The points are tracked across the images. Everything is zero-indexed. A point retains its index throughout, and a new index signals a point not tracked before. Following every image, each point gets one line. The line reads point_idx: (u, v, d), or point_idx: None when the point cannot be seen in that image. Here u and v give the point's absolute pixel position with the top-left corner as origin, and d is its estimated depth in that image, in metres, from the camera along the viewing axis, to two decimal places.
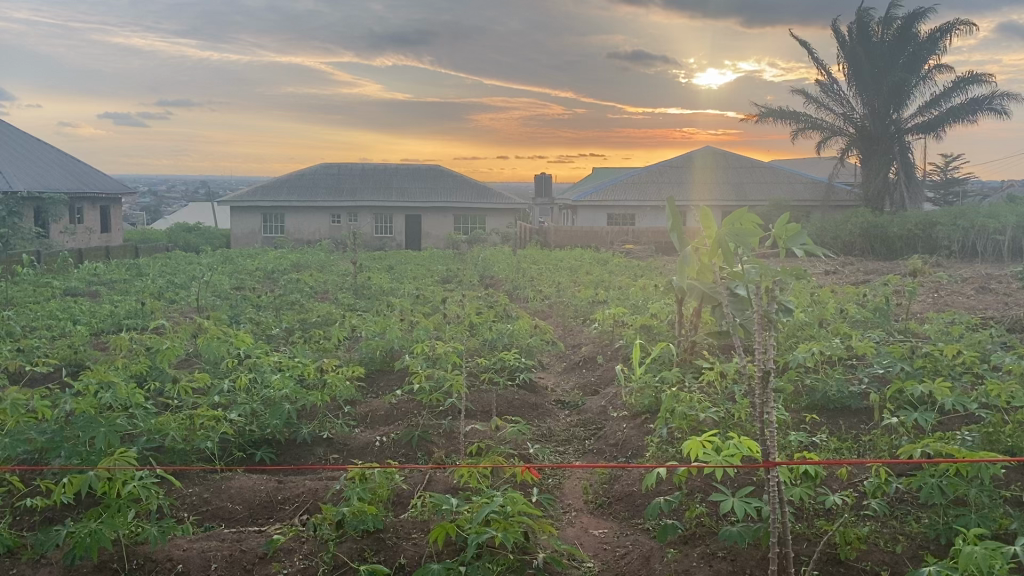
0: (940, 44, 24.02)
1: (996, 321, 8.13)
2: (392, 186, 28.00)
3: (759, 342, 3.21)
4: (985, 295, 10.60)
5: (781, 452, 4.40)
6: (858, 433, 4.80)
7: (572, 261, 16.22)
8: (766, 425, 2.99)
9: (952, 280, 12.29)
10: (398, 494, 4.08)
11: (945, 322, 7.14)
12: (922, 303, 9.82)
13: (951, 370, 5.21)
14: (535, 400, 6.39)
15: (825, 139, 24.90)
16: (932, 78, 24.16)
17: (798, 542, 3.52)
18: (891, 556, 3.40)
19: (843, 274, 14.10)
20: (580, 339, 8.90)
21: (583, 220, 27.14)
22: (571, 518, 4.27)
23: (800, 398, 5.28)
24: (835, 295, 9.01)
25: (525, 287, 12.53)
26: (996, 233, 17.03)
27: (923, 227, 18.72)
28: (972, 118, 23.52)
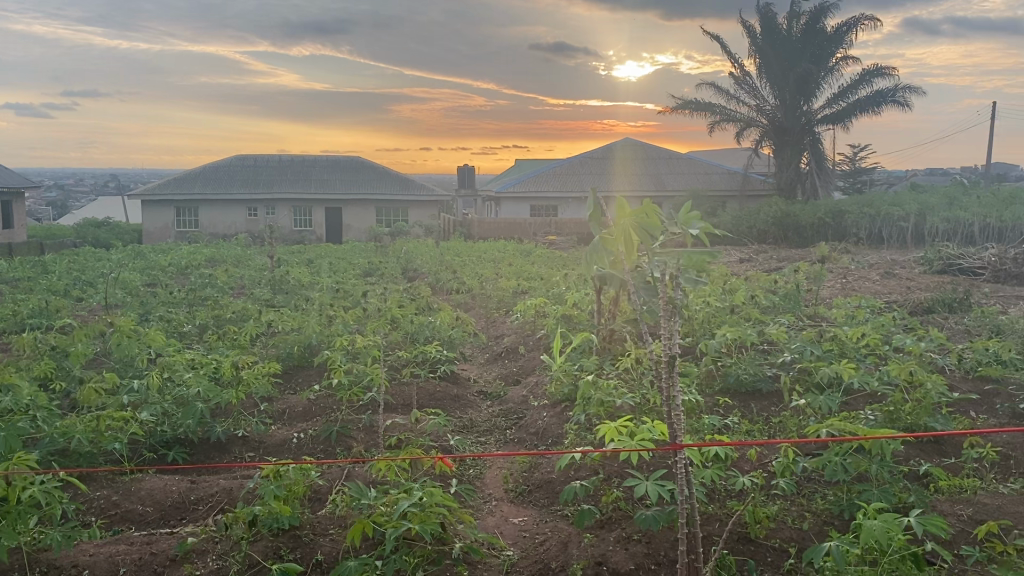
0: (846, 38, 24.82)
1: (900, 304, 8.51)
2: (310, 178, 27.53)
3: (666, 327, 3.24)
4: (889, 280, 11.06)
5: (694, 435, 4.51)
6: (768, 415, 4.94)
7: (494, 252, 16.26)
8: (671, 410, 3.05)
9: (858, 267, 12.79)
10: (316, 491, 4.03)
11: (852, 307, 7.44)
12: (831, 288, 10.19)
13: (856, 352, 5.43)
14: (456, 392, 6.37)
15: (739, 131, 25.51)
16: (839, 70, 24.98)
17: (710, 522, 3.60)
18: (798, 533, 3.52)
19: (757, 261, 14.55)
20: (502, 330, 8.96)
21: (506, 211, 27.19)
22: (492, 507, 4.29)
23: (714, 383, 5.42)
24: (749, 281, 9.27)
25: (447, 278, 12.48)
26: (900, 221, 17.80)
27: (833, 216, 19.40)
28: (877, 110, 24.44)
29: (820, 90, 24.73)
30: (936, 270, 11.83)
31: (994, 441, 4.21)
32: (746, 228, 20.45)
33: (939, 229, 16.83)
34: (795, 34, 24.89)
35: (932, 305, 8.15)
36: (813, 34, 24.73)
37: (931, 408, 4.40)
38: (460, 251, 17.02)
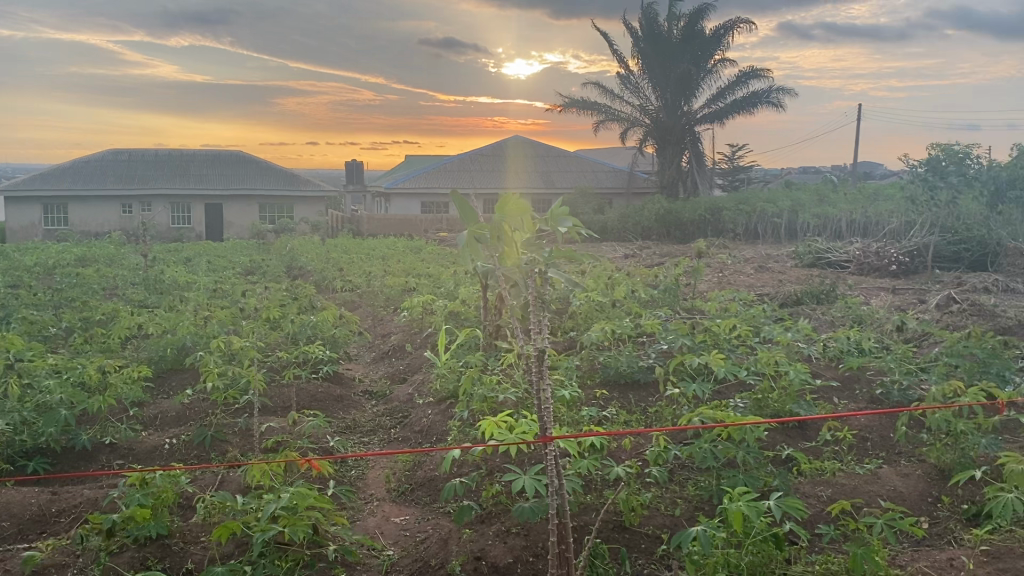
0: (723, 41, 25.72)
1: (771, 297, 8.89)
2: (189, 173, 26.53)
3: (535, 323, 3.25)
4: (763, 273, 11.54)
5: (573, 427, 4.59)
6: (645, 405, 5.07)
7: (381, 249, 16.08)
8: (541, 403, 3.08)
9: (734, 260, 13.30)
10: (186, 498, 3.89)
11: (726, 300, 7.73)
12: (708, 282, 10.55)
13: (728, 343, 5.64)
14: (340, 392, 6.27)
15: (624, 130, 26.07)
16: (717, 72, 25.85)
17: (586, 512, 3.66)
18: (670, 519, 3.63)
19: (640, 257, 14.92)
20: (388, 328, 8.88)
21: (395, 208, 26.94)
22: (372, 507, 4.25)
23: (595, 375, 5.52)
24: (631, 276, 9.49)
25: (332, 276, 12.28)
26: (774, 216, 18.63)
27: (711, 212, 20.10)
28: (752, 110, 25.43)
29: (700, 91, 25.55)
30: (806, 264, 12.43)
31: (852, 424, 4.45)
32: (631, 223, 20.96)
33: (810, 224, 17.67)
34: (675, 35, 25.59)
35: (801, 297, 8.55)
36: (692, 36, 25.48)
37: (795, 394, 4.60)
38: (346, 248, 16.76)
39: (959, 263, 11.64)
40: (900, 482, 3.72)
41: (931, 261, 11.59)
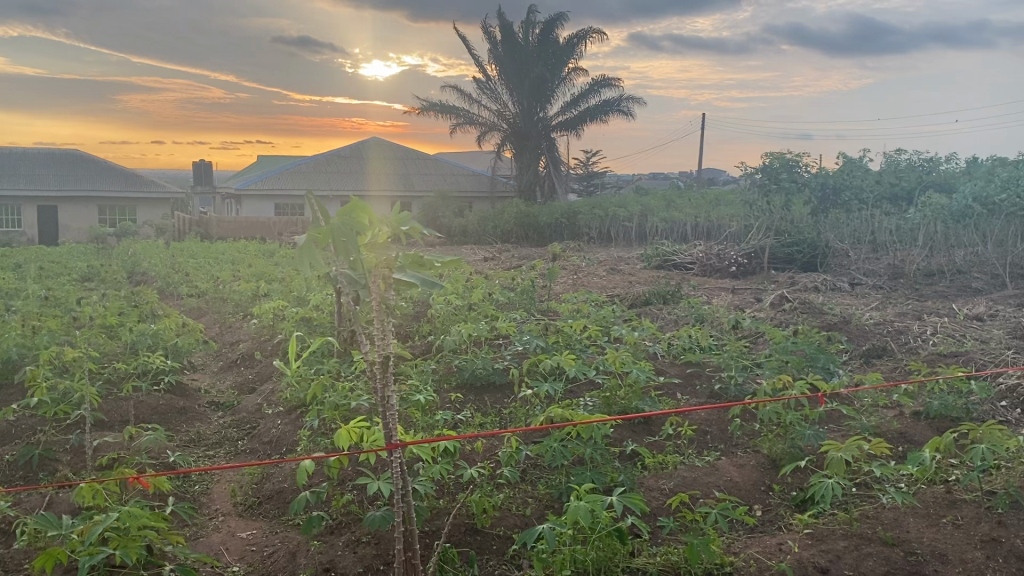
0: (577, 49, 26.39)
1: (621, 298, 9.19)
2: (18, 172, 24.66)
3: (379, 329, 3.21)
4: (615, 275, 11.92)
5: (426, 431, 4.57)
6: (499, 406, 5.10)
7: (233, 253, 15.49)
8: (385, 410, 3.06)
9: (587, 263, 13.66)
10: (9, 524, 3.62)
11: (578, 301, 7.92)
12: (563, 284, 10.78)
13: (579, 343, 5.76)
14: (183, 404, 6.00)
15: (481, 134, 26.27)
16: (571, 80, 26.50)
17: (438, 517, 3.66)
18: (522, 519, 3.67)
19: (498, 259, 15.06)
20: (237, 335, 8.56)
21: (247, 210, 26.05)
22: (217, 523, 4.09)
23: (451, 378, 5.51)
24: (487, 279, 9.57)
25: (178, 283, 11.73)
26: (625, 220, 19.27)
27: (567, 216, 20.55)
28: (605, 118, 26.22)
29: (555, 98, 26.10)
30: (654, 265, 12.93)
31: (693, 419, 4.65)
32: (490, 227, 21.16)
33: (659, 228, 18.38)
34: (530, 42, 26.02)
35: (649, 297, 8.88)
36: (546, 44, 26.01)
37: (641, 391, 4.74)
38: (195, 252, 16.07)
39: (792, 264, 12.41)
40: (736, 473, 3.91)
41: (767, 263, 12.28)
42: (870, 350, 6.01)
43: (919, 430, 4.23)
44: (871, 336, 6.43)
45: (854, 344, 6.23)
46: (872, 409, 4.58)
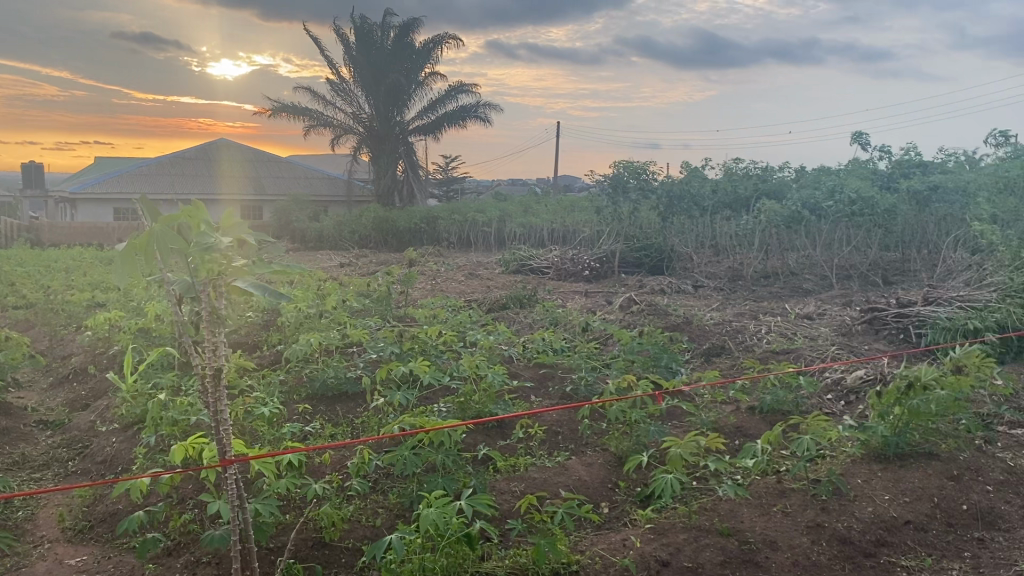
0: (433, 55, 26.39)
1: (479, 303, 9.23)
2: None
3: (213, 339, 3.07)
4: (473, 280, 11.97)
5: (274, 444, 4.42)
6: (351, 416, 5.00)
7: (67, 261, 14.51)
8: (219, 424, 2.96)
9: (444, 268, 13.65)
10: None
11: (434, 307, 7.90)
12: (420, 290, 10.73)
13: (433, 349, 5.73)
14: (5, 425, 5.55)
15: (336, 137, 25.80)
16: (427, 85, 26.47)
17: (284, 532, 3.55)
18: (371, 530, 3.61)
19: (355, 265, 14.82)
20: (71, 348, 8.02)
21: (83, 214, 24.49)
22: (42, 551, 3.81)
23: (301, 389, 5.35)
24: (342, 285, 9.39)
25: (4, 294, 10.86)
26: (484, 225, 19.41)
27: (425, 221, 20.49)
28: (462, 123, 26.33)
29: (411, 103, 25.99)
30: (511, 270, 13.08)
31: (545, 421, 4.71)
32: (346, 232, 20.81)
33: (516, 233, 18.61)
34: (385, 46, 25.78)
35: (506, 302, 8.95)
36: (402, 48, 25.85)
37: (494, 395, 4.75)
38: (24, 260, 14.94)
39: (641, 268, 12.86)
40: (585, 472, 4.00)
41: (618, 267, 12.68)
42: (712, 349, 6.31)
43: (753, 424, 4.47)
44: (712, 335, 6.75)
45: (695, 344, 6.52)
46: (711, 405, 4.79)
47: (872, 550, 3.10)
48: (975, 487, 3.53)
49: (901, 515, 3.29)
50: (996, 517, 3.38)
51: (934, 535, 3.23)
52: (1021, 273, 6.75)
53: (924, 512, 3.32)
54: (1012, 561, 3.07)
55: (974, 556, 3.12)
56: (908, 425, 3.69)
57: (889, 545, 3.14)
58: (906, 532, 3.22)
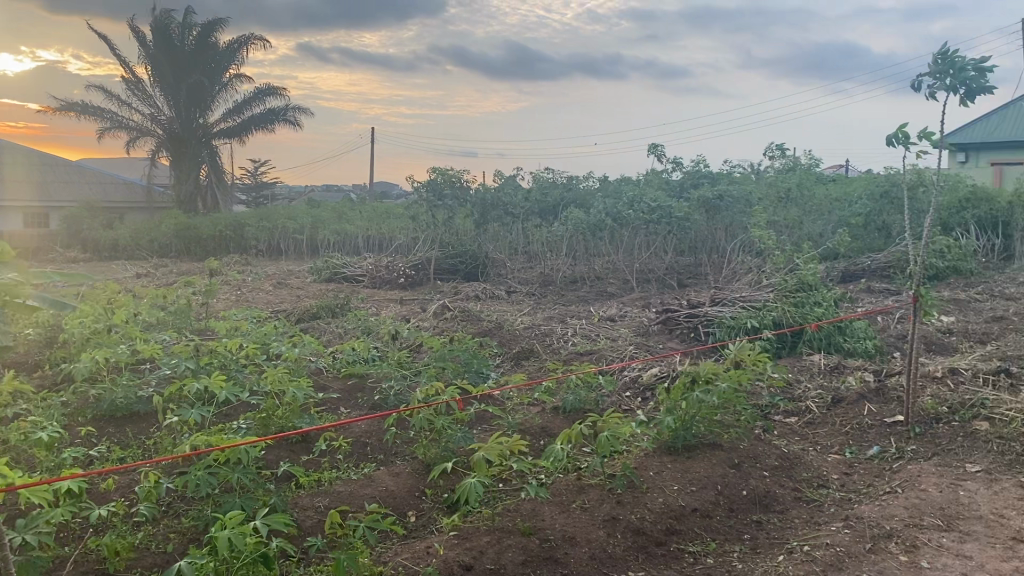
0: (238, 55, 25.39)
1: (287, 313, 8.95)
2: None
3: None
4: (282, 289, 11.60)
5: (51, 472, 4.06)
6: (143, 438, 4.68)
7: None
8: None
9: (252, 277, 13.14)
10: None
11: (238, 318, 7.57)
12: (226, 301, 10.26)
13: (235, 363, 5.47)
14: None
15: (132, 139, 24.24)
16: (233, 86, 25.44)
17: (62, 567, 3.27)
18: (162, 557, 3.39)
19: (154, 276, 13.96)
20: None
21: None
22: None
23: (85, 411, 4.95)
24: (137, 297, 8.80)
25: None
26: (295, 233, 18.90)
27: (232, 228, 19.65)
28: (270, 127, 25.50)
29: (216, 105, 24.88)
30: (323, 278, 12.79)
31: (351, 432, 4.62)
32: (144, 240, 19.56)
33: (330, 241, 18.24)
34: (187, 44, 24.47)
35: (316, 311, 8.73)
36: (204, 47, 24.65)
37: (299, 408, 4.59)
38: None
39: (456, 274, 12.93)
40: (391, 481, 3.95)
41: (433, 274, 12.70)
42: (520, 353, 6.45)
43: (557, 424, 4.57)
44: (520, 340, 6.89)
45: (504, 348, 6.63)
46: (517, 408, 4.87)
47: (662, 539, 3.27)
48: (753, 474, 3.81)
49: (688, 504, 3.48)
50: (771, 500, 3.66)
51: (719, 520, 3.45)
52: (794, 274, 7.40)
53: (709, 500, 3.53)
54: (784, 539, 3.34)
55: (752, 537, 3.37)
56: (694, 419, 3.93)
57: (678, 533, 3.33)
58: (694, 519, 3.42)
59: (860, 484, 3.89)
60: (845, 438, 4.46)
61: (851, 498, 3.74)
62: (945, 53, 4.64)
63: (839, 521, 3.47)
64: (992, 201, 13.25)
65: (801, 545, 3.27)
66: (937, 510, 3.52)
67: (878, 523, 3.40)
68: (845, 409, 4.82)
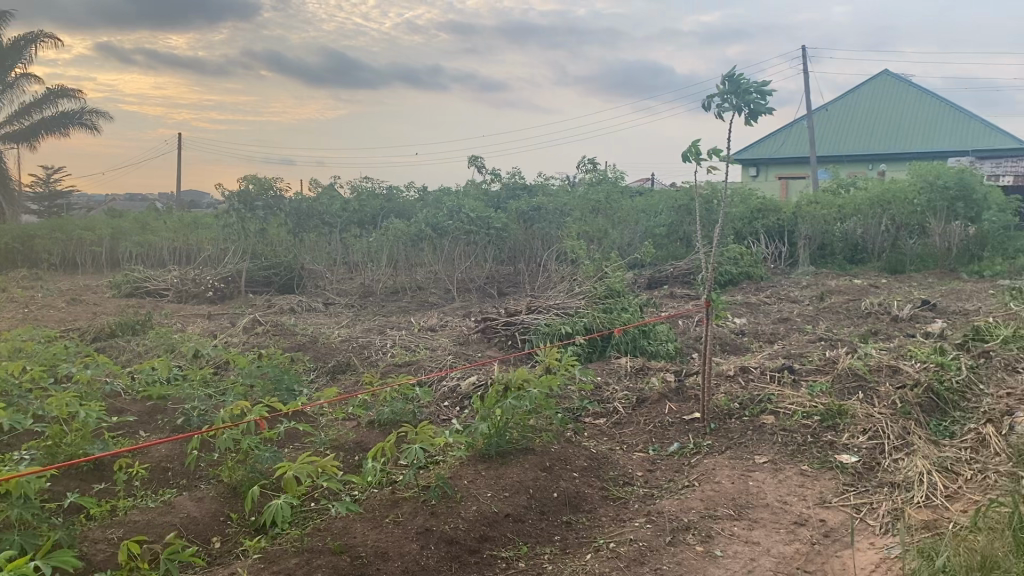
0: (25, 53, 23.40)
1: (82, 332, 8.29)
2: None
3: None
4: (77, 306, 10.75)
5: None
6: None
7: None
8: None
9: (43, 293, 12.09)
10: None
11: (21, 337, 6.91)
12: (11, 321, 9.37)
13: (16, 389, 4.97)
14: None
15: None
16: (19, 87, 23.42)
17: None
18: None
19: None
20: None
21: None
22: None
23: None
24: None
25: None
26: (94, 245, 17.64)
27: (20, 240, 18.00)
28: (63, 132, 23.67)
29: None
30: (124, 294, 11.95)
31: (150, 457, 4.33)
32: None
33: (133, 253, 17.12)
34: None
35: (115, 329, 8.15)
36: None
37: (90, 435, 4.23)
38: None
39: (269, 287, 12.71)
40: (193, 507, 3.72)
41: (244, 287, 12.30)
42: (337, 367, 6.32)
43: (372, 437, 4.48)
44: (337, 353, 6.75)
45: (319, 362, 6.47)
46: (330, 424, 4.75)
47: (475, 546, 3.28)
48: (563, 476, 3.91)
49: (501, 509, 3.51)
50: (580, 500, 3.78)
51: (531, 523, 3.52)
52: (604, 282, 7.73)
53: (521, 504, 3.58)
54: (592, 538, 3.46)
55: (562, 539, 3.46)
56: (507, 425, 3.99)
57: (491, 539, 3.35)
58: (507, 524, 3.45)
59: (661, 480, 4.10)
60: (648, 436, 4.68)
61: (654, 494, 3.92)
62: (733, 77, 4.95)
63: (642, 517, 3.63)
64: (779, 211, 14.42)
65: (608, 543, 3.39)
66: (729, 500, 3.76)
67: (677, 516, 3.59)
68: (649, 408, 5.06)
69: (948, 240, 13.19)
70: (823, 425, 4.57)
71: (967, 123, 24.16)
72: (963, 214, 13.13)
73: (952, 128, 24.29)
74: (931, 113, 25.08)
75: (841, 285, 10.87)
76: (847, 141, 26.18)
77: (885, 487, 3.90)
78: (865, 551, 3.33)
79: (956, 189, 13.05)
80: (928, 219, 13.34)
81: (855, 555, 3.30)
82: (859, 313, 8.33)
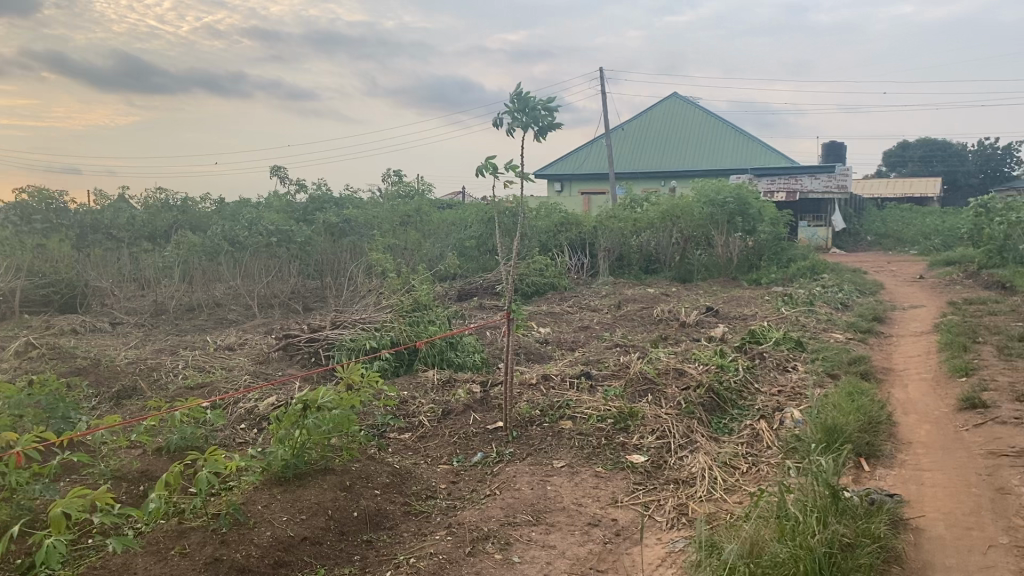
0: None
1: None
2: None
3: None
4: None
5: None
6: None
7: None
8: None
9: None
10: None
11: None
12: None
13: None
14: None
15: None
16: None
17: None
18: None
19: None
20: None
21: None
22: None
23: None
24: None
25: None
26: None
27: None
28: None
29: None
30: None
31: None
32: None
33: None
34: None
35: None
36: None
37: None
38: None
39: (48, 307, 11.57)
40: None
41: (17, 305, 11.03)
42: (120, 393, 5.91)
43: (159, 466, 4.23)
44: (121, 377, 6.30)
45: (100, 387, 6.02)
46: (111, 454, 4.43)
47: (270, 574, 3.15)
48: (364, 494, 3.85)
49: (298, 533, 3.39)
50: (381, 518, 3.75)
51: (328, 545, 3.43)
52: (409, 296, 7.74)
53: (318, 526, 3.48)
54: (392, 555, 3.43)
55: (362, 558, 3.42)
56: (305, 446, 3.86)
57: (287, 564, 3.23)
58: (304, 548, 3.35)
59: (464, 491, 4.13)
60: (452, 448, 4.71)
61: (456, 506, 3.95)
62: (520, 94, 5.08)
63: (442, 530, 3.65)
64: (580, 224, 15.01)
65: (407, 559, 3.38)
66: (528, 506, 3.86)
67: (477, 526, 3.63)
68: (454, 420, 5.10)
69: (730, 250, 14.40)
70: (616, 427, 4.80)
71: (746, 145, 26.24)
72: (741, 227, 14.32)
73: (733, 149, 26.30)
74: (715, 135, 27.04)
75: (636, 294, 11.45)
76: (641, 159, 27.65)
77: (670, 484, 4.15)
78: (652, 547, 3.52)
79: (735, 204, 14.14)
80: (712, 232, 14.43)
81: (642, 552, 3.48)
82: (651, 320, 8.83)
